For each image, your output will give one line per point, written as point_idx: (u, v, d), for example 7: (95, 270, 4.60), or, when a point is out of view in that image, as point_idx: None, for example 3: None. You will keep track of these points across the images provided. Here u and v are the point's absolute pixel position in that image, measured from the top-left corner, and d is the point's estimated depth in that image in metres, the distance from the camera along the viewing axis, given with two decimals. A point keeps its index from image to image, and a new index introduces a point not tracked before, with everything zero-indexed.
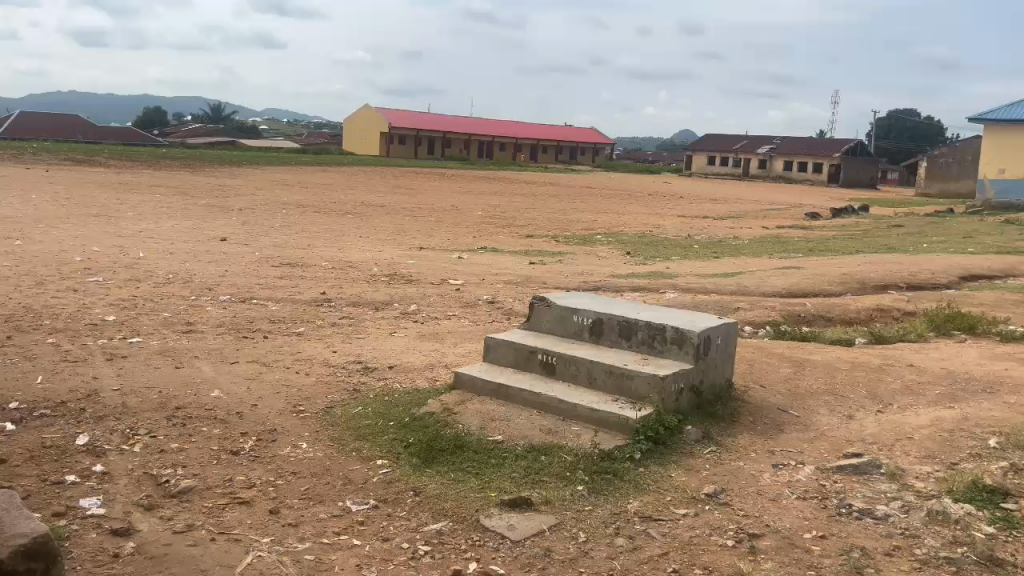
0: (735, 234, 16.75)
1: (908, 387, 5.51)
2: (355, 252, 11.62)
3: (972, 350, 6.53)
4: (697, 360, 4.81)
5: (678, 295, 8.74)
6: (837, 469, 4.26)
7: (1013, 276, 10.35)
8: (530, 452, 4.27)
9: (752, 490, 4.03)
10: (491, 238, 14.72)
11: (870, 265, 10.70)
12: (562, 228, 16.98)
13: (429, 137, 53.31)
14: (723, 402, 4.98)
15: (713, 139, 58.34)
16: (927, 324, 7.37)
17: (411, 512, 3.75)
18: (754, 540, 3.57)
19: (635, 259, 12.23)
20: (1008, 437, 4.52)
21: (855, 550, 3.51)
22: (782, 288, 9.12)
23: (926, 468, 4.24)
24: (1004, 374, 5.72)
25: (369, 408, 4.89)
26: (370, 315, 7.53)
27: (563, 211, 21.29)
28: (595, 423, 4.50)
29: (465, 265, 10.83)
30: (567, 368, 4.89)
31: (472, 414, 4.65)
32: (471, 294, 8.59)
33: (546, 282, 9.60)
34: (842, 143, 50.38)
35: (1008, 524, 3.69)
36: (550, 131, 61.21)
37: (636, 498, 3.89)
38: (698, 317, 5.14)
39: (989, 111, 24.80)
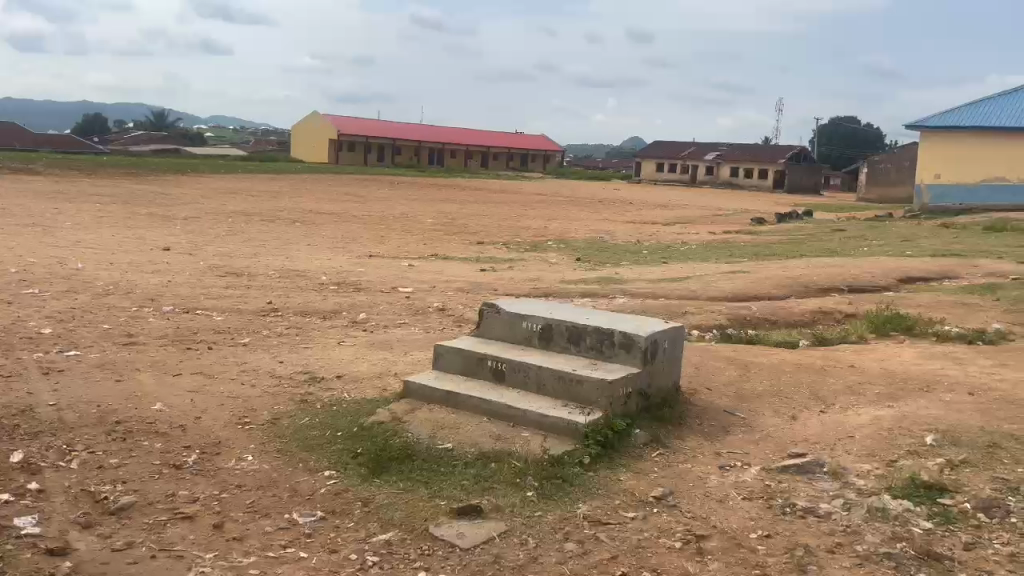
0: (683, 239, 17.00)
1: (849, 387, 5.64)
2: (302, 260, 11.47)
3: (909, 351, 6.72)
4: (645, 364, 4.85)
5: (627, 300, 8.82)
6: (782, 469, 4.34)
7: (948, 278, 10.70)
8: (480, 459, 4.27)
9: (700, 492, 4.08)
10: (441, 245, 14.71)
11: (814, 269, 10.95)
12: (513, 234, 17.03)
13: (379, 144, 52.97)
14: (670, 406, 5.03)
15: (662, 147, 59.17)
16: (868, 326, 7.57)
17: (359, 523, 3.71)
18: (701, 541, 3.62)
19: (584, 265, 12.32)
20: (944, 434, 4.66)
21: (798, 548, 3.58)
22: (728, 292, 9.27)
23: (866, 466, 4.34)
24: (940, 374, 5.90)
25: (318, 419, 4.82)
26: (318, 323, 7.44)
27: (514, 218, 21.34)
28: (545, 429, 4.52)
29: (416, 272, 10.78)
30: (516, 374, 4.91)
31: (422, 422, 4.63)
32: (421, 301, 8.56)
33: (497, 288, 9.62)
34: (786, 151, 51.55)
35: (944, 519, 3.82)
36: (501, 138, 61.40)
37: (585, 503, 3.91)
38: (647, 322, 5.18)
39: (926, 119, 25.59)
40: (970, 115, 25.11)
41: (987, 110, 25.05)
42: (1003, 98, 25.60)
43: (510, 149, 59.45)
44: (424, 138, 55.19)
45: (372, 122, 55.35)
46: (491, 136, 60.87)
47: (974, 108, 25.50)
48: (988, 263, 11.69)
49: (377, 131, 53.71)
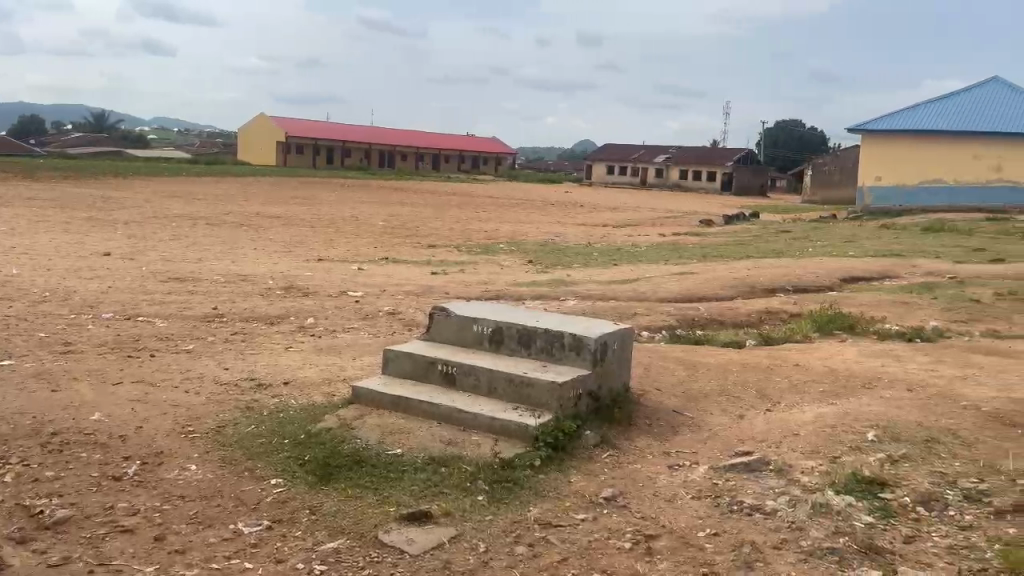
0: (633, 241, 17.17)
1: (794, 386, 5.75)
2: (248, 264, 11.27)
3: (852, 349, 6.89)
4: (594, 365, 4.87)
5: (577, 302, 8.87)
6: (729, 468, 4.40)
7: (888, 277, 11.00)
8: (430, 464, 4.24)
9: (649, 492, 4.11)
10: (392, 248, 14.61)
11: (760, 269, 11.16)
12: (464, 237, 17.00)
13: (328, 146, 52.43)
14: (620, 406, 5.06)
15: (612, 150, 59.74)
16: (812, 325, 7.74)
17: (306, 531, 3.65)
18: (650, 541, 3.65)
19: (536, 267, 12.35)
20: (884, 429, 4.78)
21: (745, 545, 3.64)
22: (677, 294, 9.38)
23: (810, 463, 4.43)
24: (881, 371, 6.06)
25: (264, 427, 4.74)
26: (265, 329, 7.32)
27: (465, 220, 21.30)
28: (495, 432, 4.51)
29: (366, 276, 10.69)
30: (466, 377, 4.90)
31: (371, 428, 4.58)
32: (371, 305, 8.48)
33: (447, 291, 9.59)
34: (734, 154, 52.52)
35: (884, 513, 3.92)
36: (452, 140, 61.32)
37: (535, 506, 3.90)
38: (596, 323, 5.22)
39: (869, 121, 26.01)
40: (908, 118, 25.84)
41: (924, 114, 25.80)
42: (939, 102, 26.42)
43: (461, 152, 59.40)
44: (374, 141, 54.80)
45: (321, 125, 54.75)
46: (442, 138, 60.73)
47: (912, 111, 26.25)
48: (925, 262, 12.05)
49: (326, 133, 53.14)
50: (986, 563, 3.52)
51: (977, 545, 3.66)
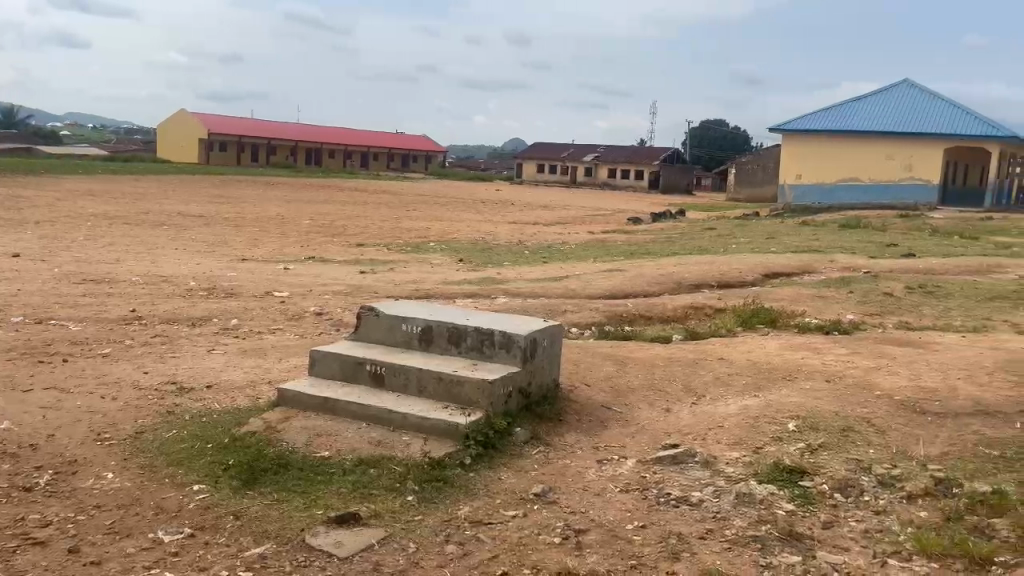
0: (563, 238, 17.33)
1: (719, 379, 5.89)
2: (169, 265, 10.92)
3: (773, 342, 7.09)
4: (524, 362, 4.89)
5: (508, 300, 8.90)
6: (656, 461, 4.48)
7: (808, 272, 11.36)
8: (358, 465, 4.19)
9: (578, 487, 4.15)
10: (319, 247, 14.36)
11: (685, 266, 11.39)
12: (393, 236, 16.83)
13: (253, 144, 51.29)
14: (550, 402, 5.09)
15: (542, 148, 60.12)
16: (736, 320, 7.94)
17: (230, 538, 3.57)
18: (580, 535, 3.68)
19: (466, 266, 12.34)
20: (804, 420, 4.93)
21: (672, 536, 3.71)
22: (605, 291, 9.50)
23: (734, 453, 4.54)
24: (801, 363, 6.26)
25: (186, 431, 4.60)
26: (186, 331, 7.11)
27: (395, 219, 21.09)
28: (425, 431, 4.48)
29: (292, 276, 10.48)
30: (395, 377, 4.85)
31: (297, 430, 4.50)
32: (297, 306, 8.33)
33: (375, 291, 9.48)
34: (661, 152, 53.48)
35: (804, 500, 4.06)
36: (382, 138, 60.73)
37: (466, 505, 3.89)
38: (525, 321, 5.23)
39: (789, 122, 27.08)
40: (825, 120, 26.77)
41: (839, 116, 26.78)
42: (852, 105, 27.41)
43: (390, 150, 58.88)
44: (301, 138, 53.85)
45: (245, 122, 53.49)
46: (372, 136, 60.10)
47: (828, 113, 27.21)
48: (842, 258, 12.48)
49: (250, 130, 51.97)
50: (899, 546, 3.68)
51: (891, 529, 3.82)
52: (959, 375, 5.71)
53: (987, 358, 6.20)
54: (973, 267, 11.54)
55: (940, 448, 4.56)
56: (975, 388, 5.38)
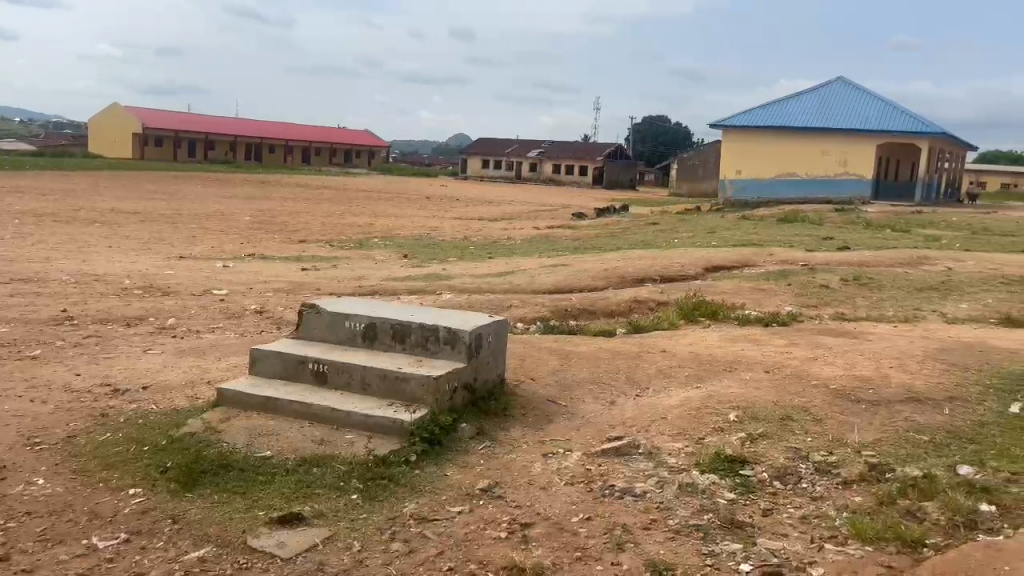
0: (508, 234, 17.35)
1: (661, 371, 5.98)
2: (102, 264, 10.60)
3: (714, 334, 7.23)
4: (469, 358, 4.87)
5: (453, 296, 8.88)
6: (601, 453, 4.52)
7: (748, 265, 11.59)
8: (301, 464, 4.13)
9: (524, 481, 4.15)
10: (260, 244, 14.13)
11: (629, 260, 11.52)
12: (337, 232, 16.62)
13: (190, 138, 50.09)
14: (495, 398, 5.09)
15: (487, 143, 60.09)
16: (678, 313, 8.05)
17: (168, 541, 3.48)
18: (526, 529, 3.69)
19: (411, 261, 12.29)
20: (745, 410, 5.03)
21: (617, 528, 3.75)
22: (550, 286, 9.54)
23: (678, 445, 4.61)
24: (741, 354, 6.39)
25: (122, 434, 4.47)
26: (121, 331, 6.91)
27: (338, 214, 20.83)
28: (370, 429, 4.44)
29: (231, 273, 10.28)
30: (338, 376, 4.80)
31: (238, 431, 4.42)
32: (237, 304, 8.17)
33: (318, 287, 9.36)
34: (604, 148, 53.99)
35: (745, 489, 4.15)
36: (324, 133, 59.96)
37: (412, 501, 3.87)
38: (470, 316, 5.21)
39: (728, 118, 27.55)
40: (764, 116, 27.33)
41: (777, 113, 27.36)
42: (790, 101, 28.03)
43: (333, 144, 58.17)
44: (241, 132, 52.81)
45: (182, 116, 52.21)
46: (313, 131, 59.26)
47: (766, 110, 27.79)
48: (780, 251, 12.77)
49: (187, 124, 50.76)
50: (835, 531, 3.79)
51: (828, 515, 3.93)
52: (891, 364, 5.90)
53: (917, 347, 6.42)
54: (904, 259, 11.93)
55: (874, 435, 4.70)
56: (906, 376, 5.57)
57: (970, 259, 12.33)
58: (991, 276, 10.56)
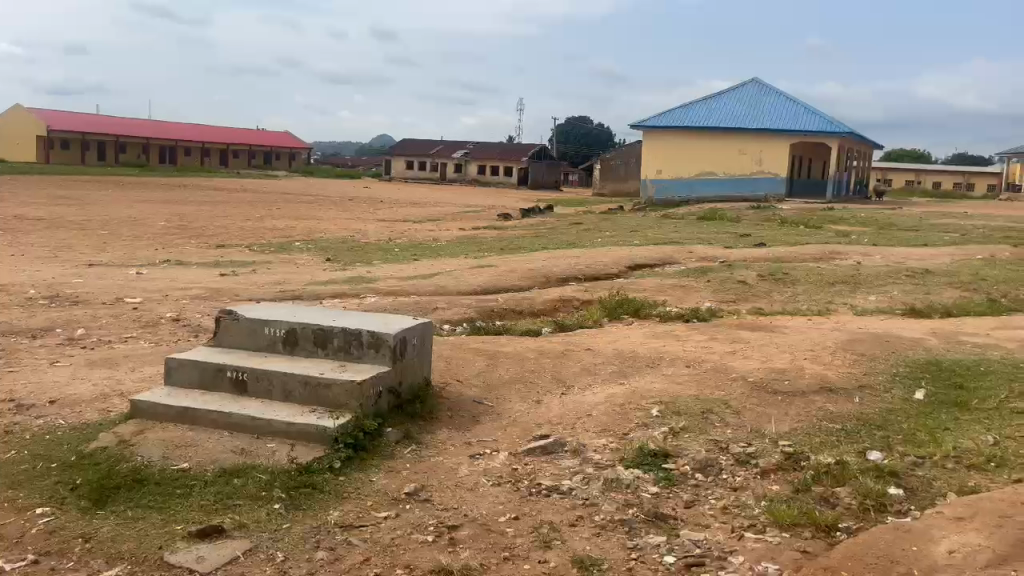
0: (432, 235, 17.30)
1: (586, 368, 6.05)
2: (4, 274, 10.08)
3: (638, 331, 7.35)
4: (394, 362, 4.81)
5: (378, 299, 8.79)
6: (527, 452, 4.54)
7: (668, 262, 11.84)
8: (221, 475, 4.03)
9: (450, 483, 4.14)
10: (175, 249, 13.69)
11: (553, 260, 11.61)
12: (256, 236, 16.23)
13: (99, 141, 48.17)
14: (421, 401, 5.05)
15: (411, 144, 59.72)
16: (602, 311, 8.17)
17: (79, 562, 3.35)
18: (453, 531, 3.68)
19: (334, 265, 12.12)
20: (667, 405, 5.13)
21: (543, 526, 3.77)
22: (475, 287, 9.53)
23: (603, 441, 4.68)
24: (663, 350, 6.52)
25: (28, 451, 4.28)
26: (25, 344, 6.58)
27: (257, 218, 20.35)
28: (292, 437, 4.35)
29: (145, 281, 9.92)
30: (258, 383, 4.69)
31: (153, 443, 4.28)
32: (152, 312, 7.89)
33: (238, 293, 9.13)
34: (528, 148, 54.35)
35: (668, 482, 4.24)
36: (242, 134, 58.56)
37: (336, 509, 3.81)
38: (394, 320, 5.15)
39: (648, 119, 28.05)
40: (682, 117, 27.96)
41: (695, 114, 28.04)
42: (707, 102, 28.77)
43: (252, 147, 56.87)
44: (153, 135, 51.05)
45: (90, 118, 50.15)
46: (231, 133, 57.81)
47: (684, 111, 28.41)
48: (699, 248, 13.09)
49: (96, 126, 48.77)
50: (754, 519, 3.90)
51: (747, 504, 4.05)
52: (805, 355, 6.11)
53: (829, 339, 6.67)
54: (817, 254, 12.38)
55: (790, 425, 4.85)
56: (819, 367, 5.77)
57: (877, 253, 12.89)
58: (897, 269, 11.06)
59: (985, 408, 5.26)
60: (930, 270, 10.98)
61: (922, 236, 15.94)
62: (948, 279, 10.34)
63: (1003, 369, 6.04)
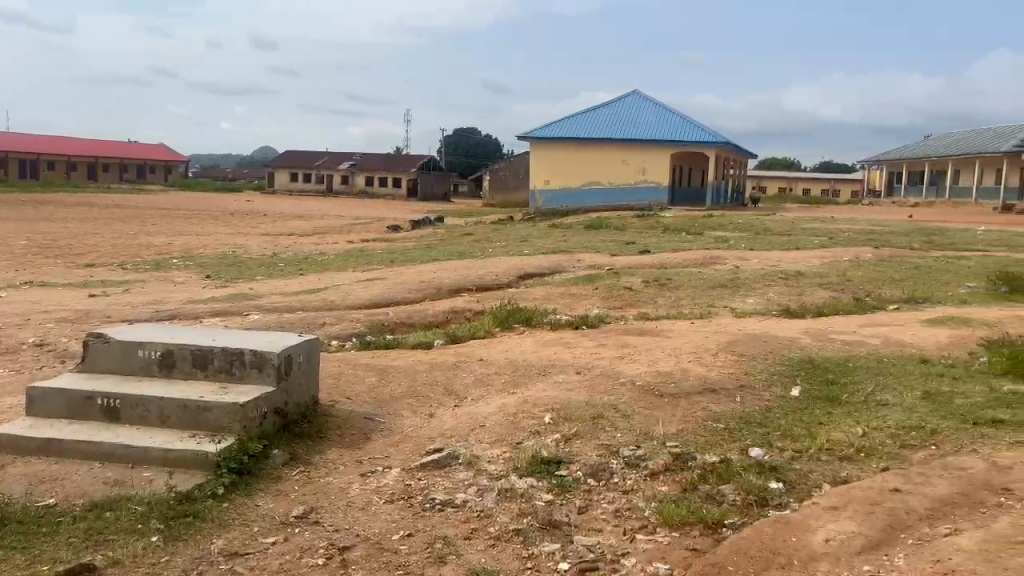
0: (319, 249, 16.93)
1: (478, 379, 6.03)
2: None
3: (529, 340, 7.42)
4: (279, 381, 4.64)
5: (262, 316, 8.52)
6: (420, 467, 4.48)
7: (557, 270, 12.02)
8: (91, 510, 3.79)
9: (341, 504, 4.02)
10: (40, 270, 12.85)
11: (443, 272, 11.56)
12: (129, 254, 15.43)
13: None
14: (308, 420, 4.90)
15: (295, 156, 58.41)
16: (494, 321, 8.20)
17: None
18: (345, 552, 3.58)
19: (216, 281, 11.69)
20: (560, 412, 5.18)
21: (438, 540, 3.73)
22: (364, 300, 9.36)
23: (496, 451, 4.68)
24: (555, 358, 6.59)
25: None
26: None
27: (129, 235, 19.35)
28: (170, 465, 4.15)
29: (5, 304, 9.25)
30: (132, 409, 4.45)
31: (15, 480, 3.99)
32: (13, 338, 7.37)
33: (109, 314, 8.64)
34: (417, 159, 54.09)
35: (561, 488, 4.28)
36: (113, 148, 55.73)
37: (219, 537, 3.63)
38: (278, 337, 4.97)
39: (535, 130, 28.47)
40: (568, 128, 28.48)
41: (580, 124, 28.64)
42: (592, 112, 29.44)
43: (123, 160, 54.16)
44: (12, 149, 47.83)
45: None
46: (100, 146, 54.92)
47: (570, 121, 28.98)
48: (587, 257, 13.35)
49: None
50: (645, 521, 3.98)
51: (638, 506, 4.13)
52: (689, 358, 6.32)
53: (711, 341, 6.92)
54: (698, 259, 12.86)
55: (677, 426, 4.99)
56: (702, 369, 5.97)
57: (753, 257, 13.50)
58: (773, 272, 11.58)
59: (855, 402, 5.58)
60: (802, 272, 11.59)
61: (794, 241, 16.81)
62: (820, 280, 10.92)
63: (868, 364, 6.43)
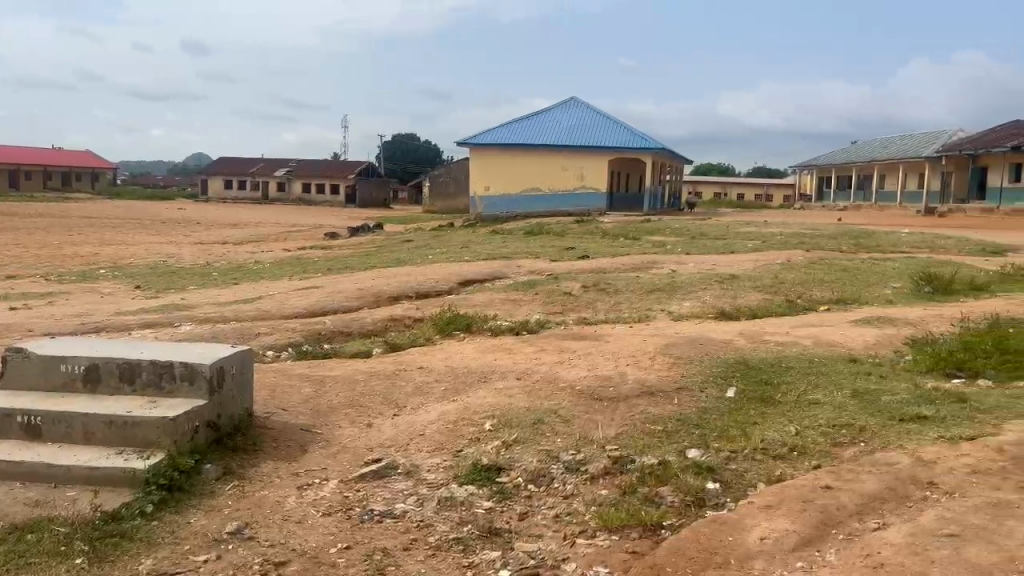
0: (254, 257, 16.61)
1: (418, 388, 5.97)
2: None
3: (469, 347, 7.39)
4: (211, 394, 4.51)
5: (195, 327, 8.31)
6: (359, 478, 4.41)
7: (497, 276, 12.01)
8: (11, 533, 3.63)
9: (277, 517, 3.92)
10: None
11: (381, 279, 11.44)
12: (54, 265, 14.87)
13: None
14: (242, 433, 4.77)
15: (229, 163, 57.25)
16: (434, 329, 8.15)
17: None
18: (280, 568, 3.50)
19: (145, 292, 11.36)
20: (500, 418, 5.16)
21: (377, 552, 3.69)
22: (301, 310, 9.20)
23: (436, 460, 4.64)
24: (495, 364, 6.57)
25: None
26: None
27: (53, 245, 18.68)
28: (96, 483, 4.01)
29: None
30: (55, 426, 4.28)
31: None
32: None
33: (31, 327, 8.31)
34: (355, 165, 53.55)
35: (501, 495, 4.27)
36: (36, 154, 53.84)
37: (148, 556, 3.50)
38: (209, 349, 4.83)
39: (474, 136, 28.48)
40: (508, 134, 28.58)
41: (520, 130, 28.76)
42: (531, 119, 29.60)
43: (47, 167, 52.34)
44: None
45: None
46: (22, 152, 53.00)
47: (509, 128, 29.10)
48: (526, 262, 13.39)
49: None
50: (585, 525, 3.99)
51: (578, 511, 4.14)
52: (627, 361, 6.38)
53: (648, 344, 7.00)
54: (635, 264, 13.02)
55: (616, 429, 5.03)
56: (641, 372, 6.03)
57: (690, 261, 13.73)
58: (708, 275, 11.79)
59: (788, 401, 5.70)
60: (736, 275, 11.83)
61: (729, 244, 17.19)
62: (753, 282, 11.17)
63: (800, 364, 6.59)
